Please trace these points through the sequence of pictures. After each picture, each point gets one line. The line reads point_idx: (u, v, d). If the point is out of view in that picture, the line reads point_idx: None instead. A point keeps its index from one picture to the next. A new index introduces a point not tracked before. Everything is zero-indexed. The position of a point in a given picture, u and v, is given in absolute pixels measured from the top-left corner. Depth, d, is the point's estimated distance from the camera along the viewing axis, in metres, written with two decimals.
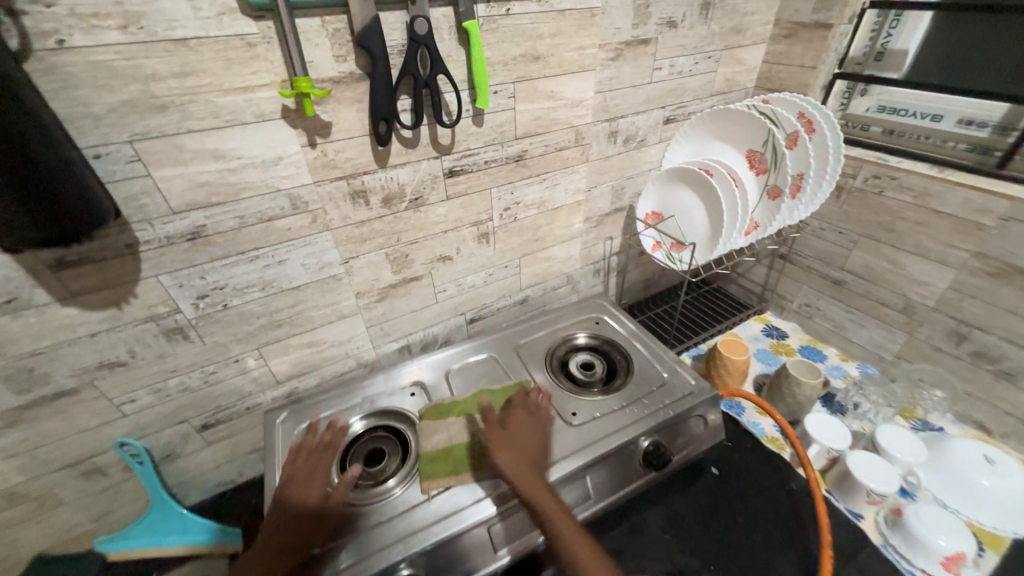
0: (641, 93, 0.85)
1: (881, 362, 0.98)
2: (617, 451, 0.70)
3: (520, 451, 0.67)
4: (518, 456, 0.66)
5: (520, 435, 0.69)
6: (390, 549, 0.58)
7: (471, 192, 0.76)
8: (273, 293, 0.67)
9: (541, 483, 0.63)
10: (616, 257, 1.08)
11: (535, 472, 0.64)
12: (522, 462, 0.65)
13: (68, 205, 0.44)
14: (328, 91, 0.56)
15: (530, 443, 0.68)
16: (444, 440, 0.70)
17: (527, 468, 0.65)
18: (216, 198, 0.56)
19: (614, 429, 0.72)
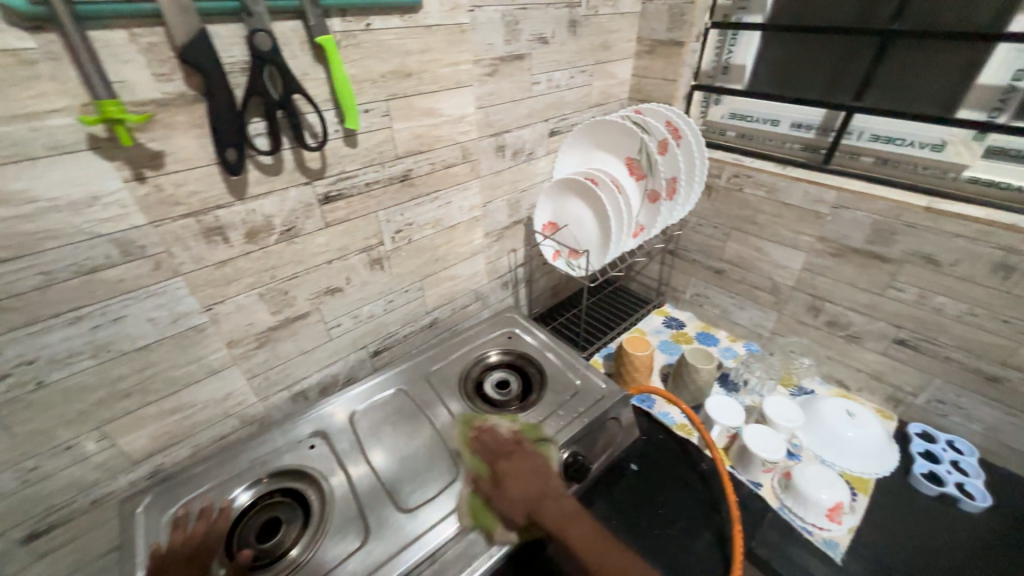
0: (523, 107, 0.86)
1: (762, 338, 1.10)
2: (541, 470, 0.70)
3: (530, 489, 0.64)
4: (535, 502, 0.63)
5: (513, 468, 0.68)
6: None
7: (354, 217, 0.70)
8: (111, 359, 0.55)
9: (556, 504, 0.63)
10: (522, 268, 1.09)
11: (547, 501, 0.63)
12: (529, 496, 0.64)
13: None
14: (146, 115, 0.47)
15: (528, 470, 0.67)
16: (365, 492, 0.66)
17: (539, 501, 0.63)
18: (5, 253, 0.44)
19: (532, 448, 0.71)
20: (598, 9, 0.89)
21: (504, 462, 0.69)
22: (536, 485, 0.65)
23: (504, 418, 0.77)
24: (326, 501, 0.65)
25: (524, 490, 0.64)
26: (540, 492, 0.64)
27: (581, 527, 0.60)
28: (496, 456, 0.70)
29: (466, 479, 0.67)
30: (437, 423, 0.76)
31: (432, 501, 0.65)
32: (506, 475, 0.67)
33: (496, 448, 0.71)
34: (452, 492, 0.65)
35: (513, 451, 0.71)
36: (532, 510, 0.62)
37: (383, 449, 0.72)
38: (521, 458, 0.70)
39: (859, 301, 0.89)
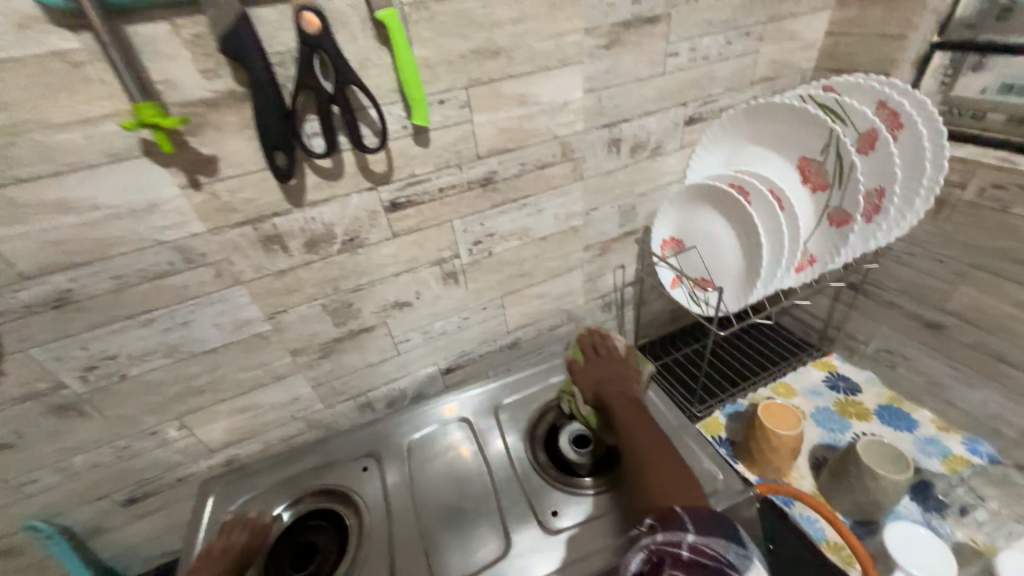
0: (652, 88, 0.65)
1: (999, 437, 0.71)
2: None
3: (603, 375, 0.68)
4: (610, 386, 0.66)
5: (602, 362, 0.70)
6: None
7: (424, 226, 0.61)
8: (182, 359, 0.56)
9: (624, 394, 0.65)
10: (631, 287, 0.89)
11: (623, 397, 0.64)
12: (602, 381, 0.67)
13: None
14: (190, 118, 0.43)
15: (607, 369, 0.69)
16: (405, 541, 0.58)
17: (607, 384, 0.67)
18: (77, 258, 0.45)
19: (603, 548, 0.55)
20: None
21: (595, 357, 0.71)
22: (616, 383, 0.66)
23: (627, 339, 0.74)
24: (359, 541, 0.59)
25: (596, 377, 0.68)
26: (613, 383, 0.66)
27: (635, 418, 0.60)
28: (593, 353, 0.72)
29: (512, 564, 0.55)
30: (495, 474, 0.65)
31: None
32: (595, 365, 0.70)
33: (595, 345, 0.72)
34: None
35: (616, 353, 0.71)
36: (604, 398, 0.65)
37: (429, 490, 0.64)
38: (590, 553, 0.55)
39: None
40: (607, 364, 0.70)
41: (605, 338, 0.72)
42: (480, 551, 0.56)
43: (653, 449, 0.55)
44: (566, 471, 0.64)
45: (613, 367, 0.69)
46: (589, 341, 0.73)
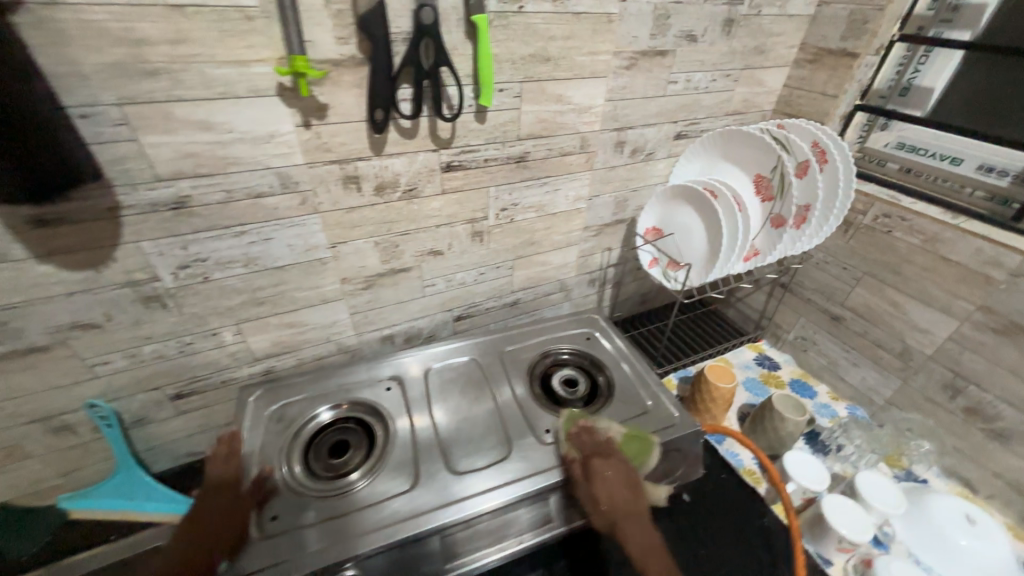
0: (654, 105, 0.83)
1: (871, 405, 0.96)
2: (586, 478, 0.69)
3: (618, 496, 0.65)
4: (626, 514, 0.64)
5: (608, 477, 0.66)
6: (362, 541, 0.58)
7: (467, 188, 0.75)
8: (256, 271, 0.67)
9: (646, 537, 0.63)
10: (614, 268, 1.06)
11: (632, 518, 0.64)
12: (620, 510, 0.64)
13: (41, 153, 0.43)
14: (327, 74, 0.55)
15: (608, 475, 0.66)
16: (420, 442, 0.71)
17: (623, 516, 0.64)
18: (204, 169, 0.55)
19: None
20: (762, 9, 0.81)
21: (599, 470, 0.66)
22: (623, 493, 0.66)
23: (614, 423, 0.73)
24: (387, 438, 0.72)
25: (609, 501, 0.65)
26: (624, 512, 0.65)
27: (643, 540, 0.63)
28: (593, 453, 0.68)
29: (513, 461, 0.69)
30: (500, 401, 0.79)
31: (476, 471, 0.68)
32: (603, 480, 0.65)
33: (600, 448, 0.69)
34: (490, 473, 0.67)
35: (610, 451, 0.69)
36: (614, 519, 0.64)
37: (444, 408, 0.77)
38: (570, 460, 0.69)
39: (1019, 394, 0.72)
40: (612, 479, 0.66)
41: (595, 434, 0.70)
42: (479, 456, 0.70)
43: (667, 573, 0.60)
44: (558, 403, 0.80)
45: (622, 487, 0.66)
46: (575, 436, 0.70)
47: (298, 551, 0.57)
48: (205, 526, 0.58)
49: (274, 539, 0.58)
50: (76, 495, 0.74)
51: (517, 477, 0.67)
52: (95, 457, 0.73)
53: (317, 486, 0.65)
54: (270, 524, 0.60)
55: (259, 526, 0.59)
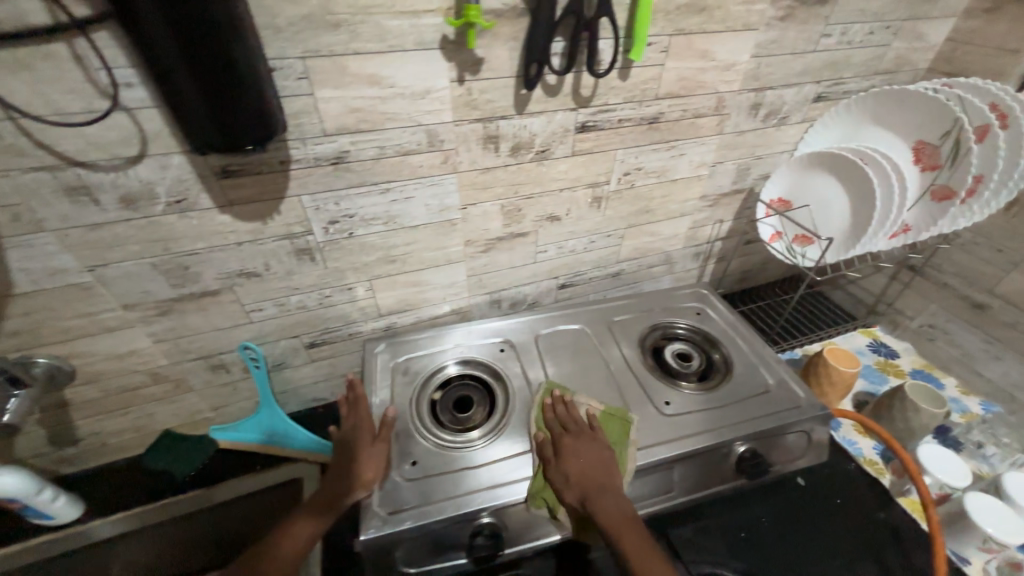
0: (800, 62, 0.75)
1: (1011, 403, 0.87)
2: (709, 453, 0.68)
3: (589, 470, 0.60)
4: (590, 483, 0.59)
5: (576, 447, 0.63)
6: (496, 492, 0.61)
7: (596, 150, 0.72)
8: (394, 229, 0.69)
9: (613, 508, 0.57)
10: (721, 242, 1.01)
11: (604, 492, 0.59)
12: (590, 488, 0.59)
13: (245, 108, 0.45)
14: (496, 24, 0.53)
15: (574, 436, 0.65)
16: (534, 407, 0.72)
17: (597, 494, 0.58)
18: (364, 125, 0.56)
19: (702, 430, 0.69)
20: None
21: (560, 435, 0.65)
22: (597, 469, 0.61)
23: (595, 401, 0.73)
24: (507, 398, 0.74)
25: (580, 478, 0.60)
26: (605, 493, 0.59)
27: (614, 513, 0.57)
28: (566, 433, 0.66)
29: (638, 430, 0.69)
30: (615, 370, 0.79)
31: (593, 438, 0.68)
32: (569, 451, 0.63)
33: (569, 421, 0.68)
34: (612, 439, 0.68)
35: (593, 426, 0.67)
36: (586, 493, 0.58)
37: (561, 373, 0.78)
38: (693, 434, 0.68)
39: None
40: (597, 462, 0.62)
41: (570, 406, 0.69)
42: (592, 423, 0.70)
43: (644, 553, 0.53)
44: (675, 376, 0.79)
45: (586, 457, 0.62)
46: (550, 407, 0.70)
47: (443, 496, 0.60)
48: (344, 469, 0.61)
49: (417, 482, 0.61)
50: (223, 428, 0.82)
51: (638, 446, 0.67)
52: (241, 395, 0.81)
53: (448, 437, 0.68)
54: (411, 468, 0.63)
55: (402, 470, 0.63)
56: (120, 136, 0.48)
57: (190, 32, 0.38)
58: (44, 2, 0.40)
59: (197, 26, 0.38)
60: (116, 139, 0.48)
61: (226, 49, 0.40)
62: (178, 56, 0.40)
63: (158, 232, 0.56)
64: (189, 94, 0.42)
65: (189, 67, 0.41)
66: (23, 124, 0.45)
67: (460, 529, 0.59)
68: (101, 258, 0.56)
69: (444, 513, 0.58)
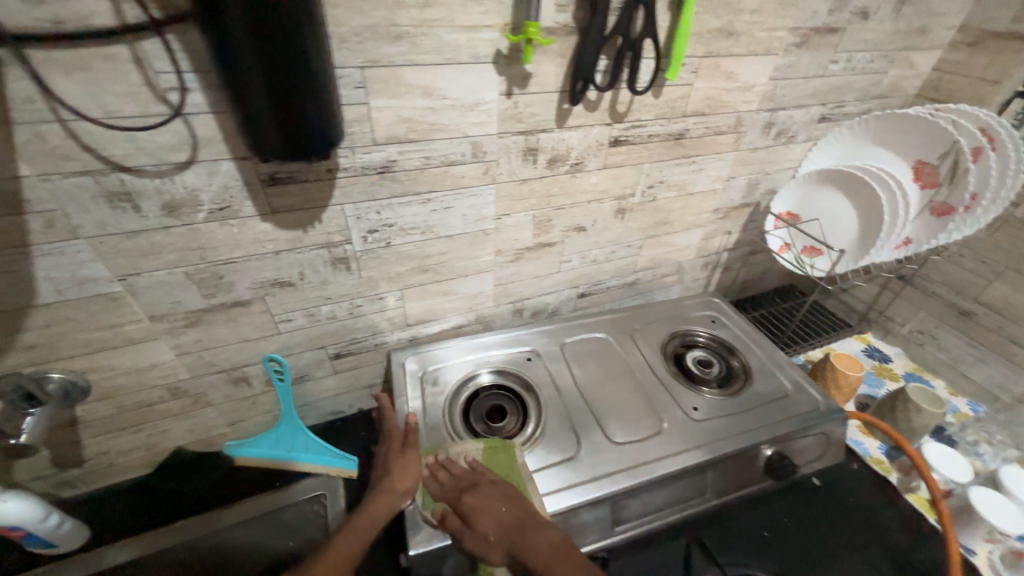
0: (811, 86, 0.80)
1: (996, 404, 0.94)
2: (737, 457, 0.70)
3: (500, 518, 0.54)
4: (507, 529, 0.53)
5: (478, 501, 0.56)
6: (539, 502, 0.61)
7: (626, 164, 0.75)
8: (430, 239, 0.68)
9: (536, 540, 0.51)
10: (728, 253, 1.05)
11: (524, 529, 0.53)
12: (510, 531, 0.53)
13: (312, 113, 0.44)
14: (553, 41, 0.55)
15: (460, 494, 0.58)
16: (568, 415, 0.73)
17: (518, 535, 0.52)
18: (414, 135, 0.57)
19: (730, 434, 0.71)
20: None
21: (457, 497, 0.58)
22: (507, 511, 0.55)
23: (469, 446, 0.66)
24: (540, 408, 0.74)
25: (498, 530, 0.53)
26: (526, 531, 0.52)
27: (543, 547, 0.50)
28: (460, 491, 0.58)
29: (671, 436, 0.71)
30: (642, 378, 0.81)
31: (627, 446, 0.69)
32: (473, 511, 0.55)
33: (455, 481, 0.60)
34: (645, 446, 0.69)
35: (484, 472, 0.61)
36: (509, 543, 0.52)
37: (590, 381, 0.79)
38: (721, 440, 0.71)
39: None
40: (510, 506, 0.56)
41: (447, 466, 0.62)
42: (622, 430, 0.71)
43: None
44: (698, 382, 0.81)
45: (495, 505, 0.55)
46: (428, 478, 0.61)
47: None
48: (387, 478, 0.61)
49: None
50: (240, 443, 0.78)
51: (670, 452, 0.68)
52: (260, 409, 0.78)
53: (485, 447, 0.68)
54: None
55: None
56: (170, 141, 0.47)
57: (271, 37, 0.37)
58: (112, 3, 0.38)
59: (280, 38, 0.38)
60: (167, 144, 0.47)
61: (303, 53, 0.40)
62: (255, 62, 0.38)
63: (197, 240, 0.54)
64: (260, 102, 0.41)
65: (265, 73, 0.39)
66: (72, 127, 0.42)
67: None
68: (134, 267, 0.54)
69: None
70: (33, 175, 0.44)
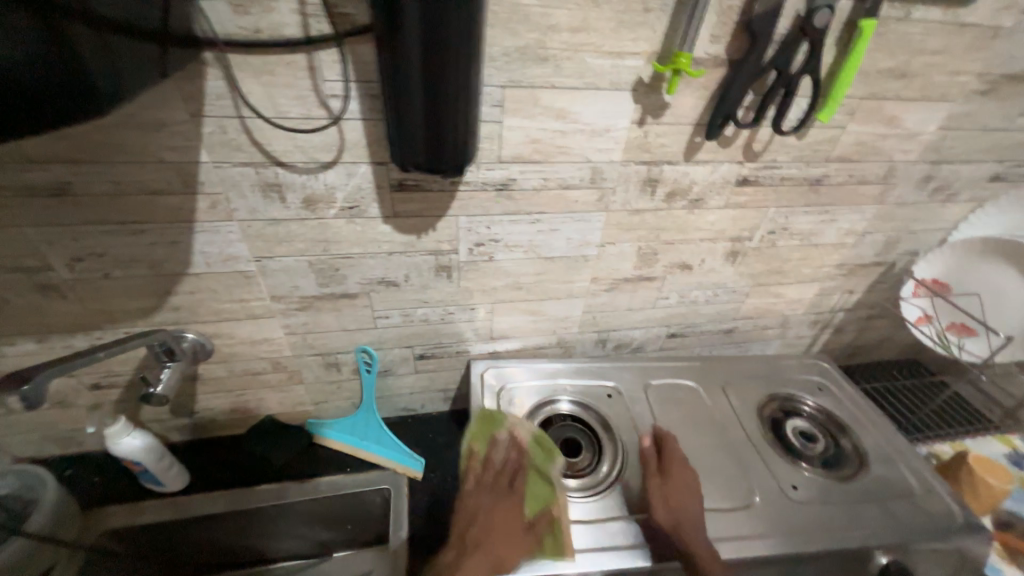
0: (989, 139, 0.69)
1: None
2: (841, 556, 0.60)
3: (677, 497, 0.61)
4: (679, 506, 0.60)
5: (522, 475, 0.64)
6: (606, 555, 0.56)
7: (749, 205, 0.69)
8: (531, 258, 0.68)
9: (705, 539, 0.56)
10: (845, 313, 0.93)
11: (694, 523, 0.58)
12: (683, 512, 0.59)
13: (456, 128, 0.44)
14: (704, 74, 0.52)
15: (490, 505, 0.62)
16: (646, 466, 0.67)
17: (688, 520, 0.58)
18: (538, 156, 0.56)
19: (835, 528, 0.62)
20: None
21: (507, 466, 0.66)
22: (683, 497, 0.61)
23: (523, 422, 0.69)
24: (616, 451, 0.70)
25: (673, 502, 0.60)
26: (696, 523, 0.58)
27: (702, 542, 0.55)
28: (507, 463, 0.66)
29: (763, 513, 0.63)
30: (733, 439, 0.74)
31: (709, 514, 0.62)
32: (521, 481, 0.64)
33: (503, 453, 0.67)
34: (731, 519, 0.62)
35: (514, 481, 0.64)
36: (678, 520, 0.58)
37: (673, 431, 0.73)
38: (824, 532, 0.62)
39: None
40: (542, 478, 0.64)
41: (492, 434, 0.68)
42: (704, 497, 0.64)
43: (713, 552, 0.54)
44: (799, 457, 0.72)
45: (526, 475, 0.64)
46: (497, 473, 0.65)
47: None
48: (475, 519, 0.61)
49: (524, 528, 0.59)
50: (319, 423, 0.82)
51: (760, 534, 0.61)
52: (342, 394, 0.82)
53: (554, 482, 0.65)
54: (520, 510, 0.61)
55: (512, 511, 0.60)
56: (323, 142, 0.50)
57: (441, 51, 0.38)
58: (302, 17, 0.42)
59: (444, 55, 0.38)
60: (319, 144, 0.50)
61: (465, 69, 0.40)
62: (420, 70, 0.39)
63: (324, 233, 0.58)
64: (414, 109, 0.42)
65: (427, 85, 0.40)
66: (248, 123, 0.47)
67: None
68: (269, 251, 0.58)
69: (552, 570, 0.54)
70: (209, 162, 0.49)
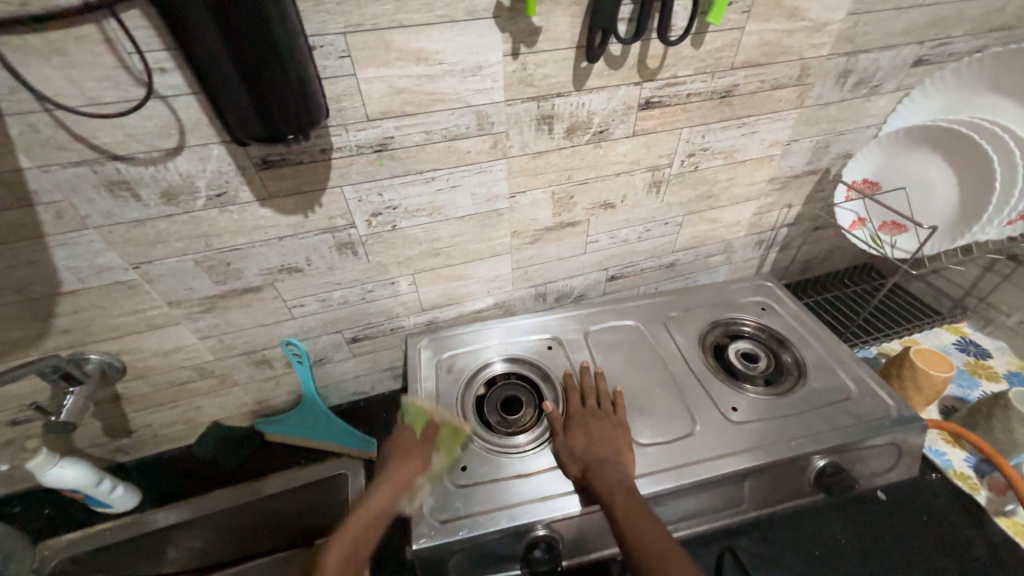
0: (904, 20, 0.65)
1: None
2: (783, 466, 0.61)
3: (586, 443, 0.60)
4: (589, 449, 0.59)
5: (417, 444, 0.62)
6: (550, 503, 0.56)
7: (660, 129, 0.65)
8: (438, 221, 0.64)
9: (616, 473, 0.55)
10: (787, 229, 0.92)
11: (606, 462, 0.57)
12: (593, 455, 0.58)
13: (282, 89, 0.40)
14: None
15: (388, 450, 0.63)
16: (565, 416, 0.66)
17: (599, 461, 0.57)
18: (410, 108, 0.51)
19: (773, 441, 0.63)
20: None
21: (408, 430, 0.64)
22: (591, 441, 0.60)
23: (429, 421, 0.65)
24: (558, 400, 0.69)
25: (582, 448, 0.59)
26: (607, 460, 0.57)
27: (613, 476, 0.55)
28: (407, 434, 0.63)
29: (704, 440, 0.63)
30: (675, 372, 0.73)
31: (651, 447, 0.62)
32: (417, 444, 0.62)
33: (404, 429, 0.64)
34: (673, 448, 0.62)
35: (400, 437, 0.64)
36: (588, 462, 0.57)
37: (615, 373, 0.73)
38: (765, 447, 0.62)
39: None
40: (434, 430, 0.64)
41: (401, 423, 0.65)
42: (648, 430, 0.64)
43: (623, 484, 0.54)
44: (742, 380, 0.72)
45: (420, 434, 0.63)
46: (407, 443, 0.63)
47: (498, 503, 0.57)
48: (391, 481, 0.58)
49: (465, 489, 0.58)
50: (269, 420, 0.81)
51: (701, 458, 0.61)
52: (284, 389, 0.80)
53: (495, 441, 0.64)
54: (462, 473, 0.60)
55: (452, 476, 0.60)
56: (157, 127, 0.45)
57: None
58: None
59: (236, 7, 0.33)
60: (153, 129, 0.45)
61: (261, 11, 0.35)
62: (209, 25, 0.34)
63: (200, 227, 0.54)
64: (222, 65, 0.37)
65: (221, 32, 0.35)
66: (59, 117, 0.42)
67: (511, 540, 0.55)
68: (146, 255, 0.54)
69: (495, 524, 0.54)
70: (33, 168, 0.44)
